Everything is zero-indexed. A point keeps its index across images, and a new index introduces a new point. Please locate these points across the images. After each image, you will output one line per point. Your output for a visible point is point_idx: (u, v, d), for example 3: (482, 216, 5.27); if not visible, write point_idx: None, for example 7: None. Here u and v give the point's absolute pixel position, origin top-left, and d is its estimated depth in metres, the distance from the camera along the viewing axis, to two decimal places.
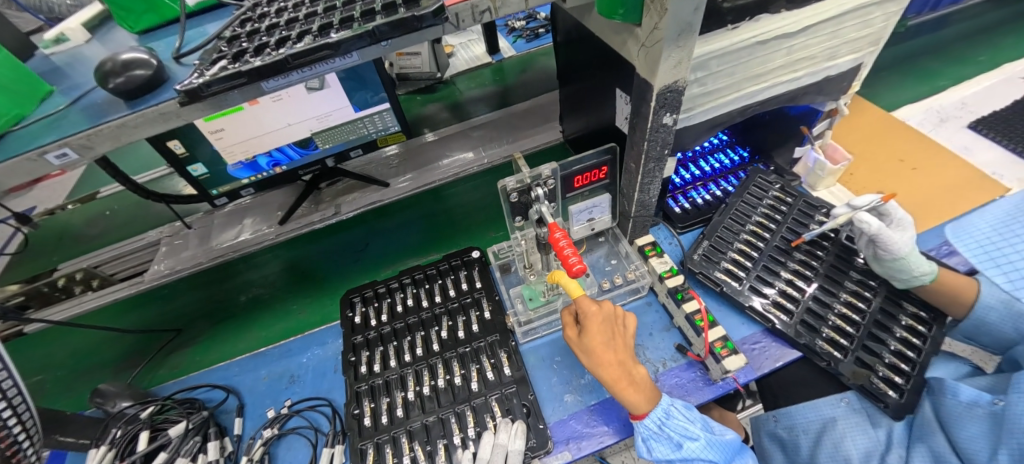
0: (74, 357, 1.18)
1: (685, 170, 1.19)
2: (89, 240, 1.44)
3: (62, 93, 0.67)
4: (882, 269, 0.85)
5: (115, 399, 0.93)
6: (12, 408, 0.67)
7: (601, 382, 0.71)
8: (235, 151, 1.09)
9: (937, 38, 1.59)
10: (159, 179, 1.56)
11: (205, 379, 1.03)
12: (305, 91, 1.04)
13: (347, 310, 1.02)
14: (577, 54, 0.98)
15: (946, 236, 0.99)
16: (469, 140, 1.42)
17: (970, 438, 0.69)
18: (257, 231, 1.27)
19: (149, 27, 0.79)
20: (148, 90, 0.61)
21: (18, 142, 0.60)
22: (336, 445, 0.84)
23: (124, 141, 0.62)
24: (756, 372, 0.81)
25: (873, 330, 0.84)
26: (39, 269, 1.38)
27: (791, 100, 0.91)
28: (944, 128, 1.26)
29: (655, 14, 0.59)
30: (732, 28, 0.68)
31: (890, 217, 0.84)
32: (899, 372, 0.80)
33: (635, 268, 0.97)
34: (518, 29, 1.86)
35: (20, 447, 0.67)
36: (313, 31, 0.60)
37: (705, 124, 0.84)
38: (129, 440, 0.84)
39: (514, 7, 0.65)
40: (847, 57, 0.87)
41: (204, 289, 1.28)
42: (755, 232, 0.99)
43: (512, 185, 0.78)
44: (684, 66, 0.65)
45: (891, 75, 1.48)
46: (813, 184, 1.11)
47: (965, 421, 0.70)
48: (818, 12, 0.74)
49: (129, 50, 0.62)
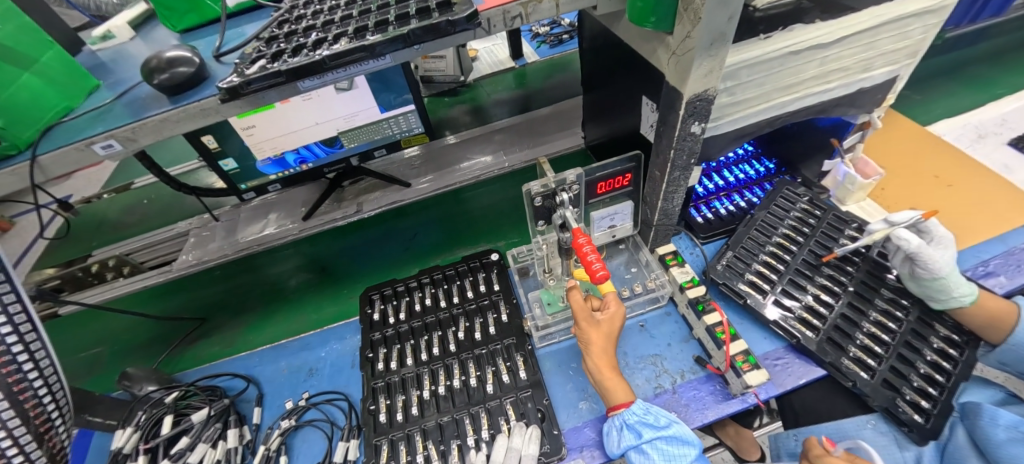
0: (101, 339, 1.22)
1: (708, 180, 1.17)
2: (124, 228, 1.50)
3: (108, 88, 0.70)
4: (918, 288, 0.82)
5: (141, 382, 0.95)
6: (46, 385, 0.70)
7: (588, 364, 0.76)
8: (264, 147, 1.13)
9: (975, 51, 1.54)
10: (190, 172, 1.62)
11: (226, 368, 1.06)
12: (334, 91, 1.06)
13: (366, 306, 1.04)
14: (603, 60, 0.98)
15: (983, 256, 0.95)
16: (490, 144, 1.43)
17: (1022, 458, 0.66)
18: (281, 226, 1.30)
19: (191, 26, 0.82)
20: (190, 87, 0.64)
21: (65, 133, 0.63)
22: (350, 439, 0.84)
23: (165, 135, 0.65)
24: (777, 389, 0.79)
25: (901, 351, 0.81)
26: (78, 253, 1.45)
27: (821, 112, 0.89)
28: (981, 145, 1.22)
29: (688, 22, 0.59)
30: (765, 37, 0.68)
31: (930, 235, 0.81)
32: (926, 396, 0.77)
33: (655, 277, 0.95)
34: (542, 35, 1.87)
35: (53, 424, 0.69)
36: (349, 33, 0.62)
37: (732, 133, 0.83)
38: (153, 424, 0.87)
39: (545, 13, 0.66)
40: (882, 69, 0.85)
41: (227, 282, 1.30)
42: (781, 245, 0.97)
43: (536, 189, 0.78)
44: (715, 74, 0.64)
45: (927, 88, 1.43)
46: (842, 199, 1.07)
47: (1008, 447, 0.68)
48: (852, 23, 0.72)
49: (174, 48, 0.64)
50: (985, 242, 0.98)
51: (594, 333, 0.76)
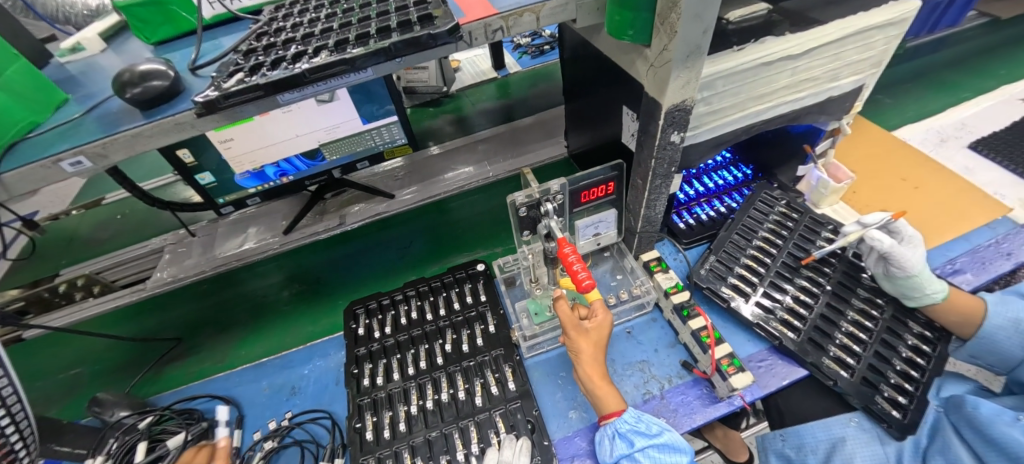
0: (69, 363, 1.16)
1: (689, 186, 1.19)
2: (94, 245, 1.45)
3: (76, 102, 0.68)
4: (893, 287, 0.85)
5: (112, 408, 0.92)
6: (9, 415, 0.66)
7: (580, 373, 0.76)
8: (243, 160, 1.10)
9: (934, 59, 1.61)
10: (165, 186, 1.58)
11: (204, 389, 1.02)
12: (315, 104, 1.05)
13: (351, 321, 1.02)
14: (583, 71, 0.99)
15: (951, 255, 0.99)
16: (474, 154, 1.43)
17: (1011, 440, 0.68)
18: (261, 241, 1.27)
19: (165, 38, 0.81)
20: (165, 101, 0.62)
21: (30, 150, 0.61)
22: (336, 459, 0.82)
23: (137, 150, 0.63)
24: (762, 390, 0.81)
25: (878, 349, 0.84)
26: (44, 272, 1.39)
27: (794, 120, 0.92)
28: (944, 148, 1.27)
29: (665, 36, 0.60)
30: (737, 49, 0.72)
31: (900, 234, 0.84)
32: (902, 392, 0.79)
33: (640, 284, 0.96)
34: (523, 46, 1.89)
35: (16, 456, 0.66)
36: (329, 46, 0.61)
37: (710, 141, 0.85)
38: (126, 451, 0.83)
39: (526, 26, 0.67)
40: (849, 79, 0.88)
41: (204, 299, 1.26)
42: (761, 248, 1.00)
43: (521, 200, 0.78)
44: (693, 85, 0.66)
45: (892, 94, 1.49)
46: (817, 203, 1.10)
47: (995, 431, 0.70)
48: (819, 36, 0.76)
49: (147, 61, 0.63)
50: (951, 242, 1.02)
51: (583, 341, 0.76)
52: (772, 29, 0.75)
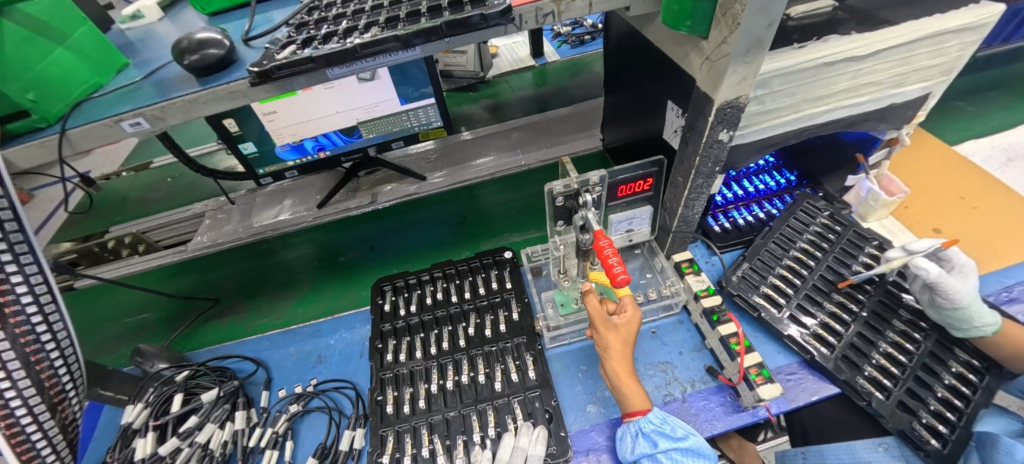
0: (114, 314, 1.23)
1: (728, 189, 1.15)
2: (142, 206, 1.52)
3: (136, 67, 0.71)
4: (938, 316, 0.80)
5: (152, 359, 0.97)
6: (62, 356, 0.70)
7: (606, 368, 0.76)
8: (284, 133, 1.13)
9: (1009, 72, 1.49)
10: (209, 154, 1.64)
11: (236, 350, 1.07)
12: (356, 82, 1.06)
13: (377, 297, 1.04)
14: (629, 62, 0.96)
15: (1007, 281, 0.93)
16: (508, 141, 1.43)
17: None
18: (296, 213, 1.31)
19: (220, 9, 0.83)
20: (219, 69, 0.64)
21: (94, 109, 0.64)
22: (357, 428, 0.85)
23: (192, 116, 0.65)
24: (790, 404, 0.78)
25: (919, 373, 0.79)
26: (96, 228, 1.47)
27: (850, 126, 0.87)
28: (1011, 168, 1.19)
29: (725, 28, 0.58)
30: (798, 47, 0.68)
31: (950, 262, 0.79)
32: (943, 421, 0.75)
33: (669, 284, 0.94)
34: (564, 34, 1.85)
35: (66, 395, 0.70)
36: (380, 23, 0.62)
37: (758, 143, 0.81)
38: (163, 401, 0.88)
39: (577, 12, 0.65)
40: (916, 85, 0.83)
41: (240, 264, 1.31)
42: (798, 259, 0.96)
43: (559, 189, 0.77)
44: (749, 82, 0.63)
45: (958, 106, 1.39)
46: (863, 215, 1.04)
47: None
48: (887, 37, 0.71)
49: (204, 29, 0.65)
50: (1009, 268, 0.95)
51: (611, 336, 0.75)
52: (837, 27, 0.71)
